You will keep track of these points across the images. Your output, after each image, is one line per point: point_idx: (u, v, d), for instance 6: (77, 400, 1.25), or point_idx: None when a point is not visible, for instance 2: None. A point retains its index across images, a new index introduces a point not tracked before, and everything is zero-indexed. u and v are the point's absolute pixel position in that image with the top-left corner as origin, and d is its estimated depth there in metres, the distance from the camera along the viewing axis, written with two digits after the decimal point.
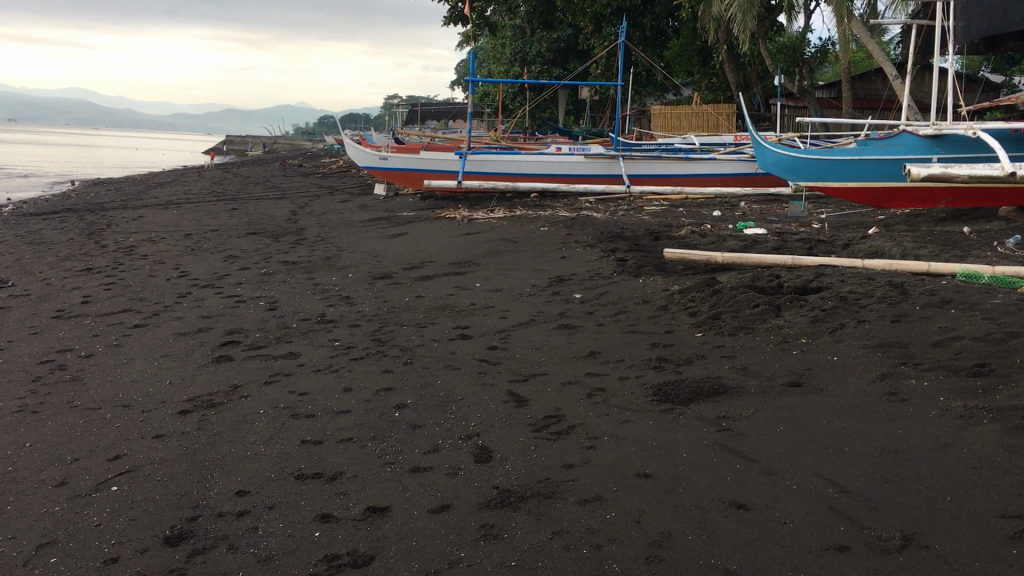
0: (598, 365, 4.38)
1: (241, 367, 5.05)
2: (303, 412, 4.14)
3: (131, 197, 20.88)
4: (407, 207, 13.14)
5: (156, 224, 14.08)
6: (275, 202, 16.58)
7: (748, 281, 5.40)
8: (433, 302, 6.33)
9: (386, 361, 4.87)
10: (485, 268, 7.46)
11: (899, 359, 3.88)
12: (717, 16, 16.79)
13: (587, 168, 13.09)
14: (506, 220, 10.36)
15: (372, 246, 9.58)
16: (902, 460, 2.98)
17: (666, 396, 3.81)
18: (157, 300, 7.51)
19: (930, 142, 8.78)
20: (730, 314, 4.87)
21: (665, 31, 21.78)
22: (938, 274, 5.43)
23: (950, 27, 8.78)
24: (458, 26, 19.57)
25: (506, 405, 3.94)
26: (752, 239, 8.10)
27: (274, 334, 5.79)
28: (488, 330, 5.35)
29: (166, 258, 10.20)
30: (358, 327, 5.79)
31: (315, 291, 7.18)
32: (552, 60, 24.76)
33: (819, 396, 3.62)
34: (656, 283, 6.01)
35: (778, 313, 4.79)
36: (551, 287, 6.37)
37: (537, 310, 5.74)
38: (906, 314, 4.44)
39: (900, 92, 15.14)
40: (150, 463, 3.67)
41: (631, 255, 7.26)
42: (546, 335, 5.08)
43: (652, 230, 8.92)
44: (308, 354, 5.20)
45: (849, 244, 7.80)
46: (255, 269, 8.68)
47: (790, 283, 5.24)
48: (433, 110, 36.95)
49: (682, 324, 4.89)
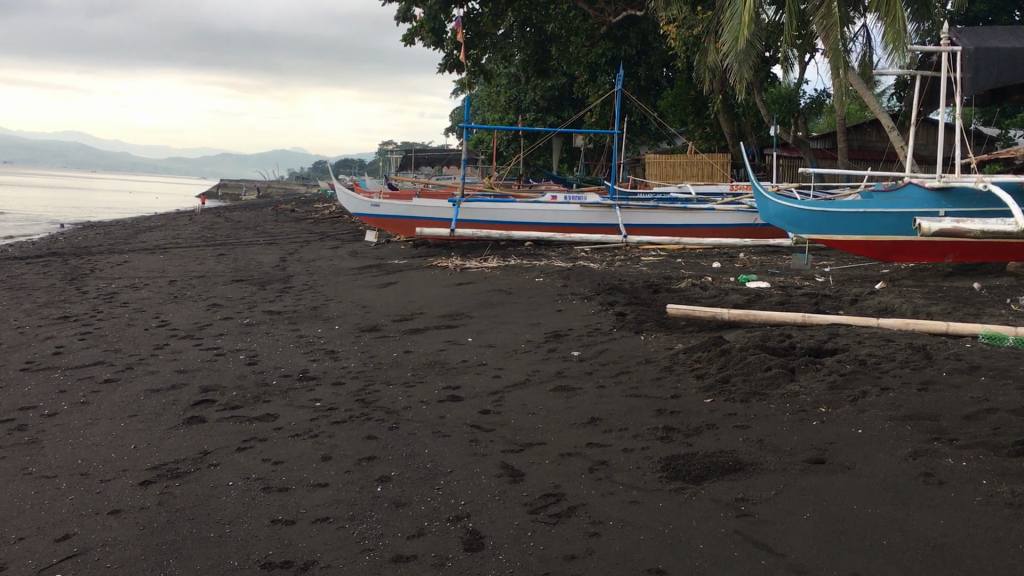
0: (600, 434, 4.02)
1: (213, 430, 4.68)
2: (275, 484, 3.76)
3: (118, 240, 20.61)
4: (399, 254, 12.85)
5: (140, 269, 13.75)
6: (265, 247, 16.30)
7: (758, 340, 5.08)
8: (422, 358, 5.99)
9: (370, 426, 4.51)
10: (478, 321, 7.14)
11: (930, 434, 3.54)
12: (713, 66, 16.72)
13: (583, 217, 12.84)
14: (499, 270, 10.07)
15: (360, 295, 9.28)
16: (948, 560, 2.63)
17: (676, 472, 3.45)
18: (132, 352, 7.14)
19: (937, 194, 8.55)
20: (741, 377, 4.54)
21: (660, 81, 21.78)
22: (958, 335, 5.13)
23: (956, 79, 8.63)
24: (453, 73, 19.48)
25: (500, 481, 3.57)
26: (756, 293, 7.81)
27: (251, 393, 5.43)
28: (481, 390, 5.01)
29: (147, 305, 9.86)
30: (342, 385, 5.43)
31: (298, 344, 6.84)
32: (547, 108, 24.72)
33: (846, 476, 3.27)
34: (658, 340, 5.68)
35: (792, 377, 4.45)
36: (547, 343, 6.04)
37: (534, 368, 5.40)
38: (933, 381, 4.12)
39: (898, 143, 15.00)
40: (102, 545, 3.29)
41: (631, 308, 6.96)
42: (544, 397, 4.74)
43: (651, 282, 8.62)
44: (285, 416, 4.83)
45: (857, 300, 7.52)
46: (237, 319, 8.34)
47: (803, 343, 4.92)
48: (427, 156, 36.98)
49: (689, 388, 4.56)
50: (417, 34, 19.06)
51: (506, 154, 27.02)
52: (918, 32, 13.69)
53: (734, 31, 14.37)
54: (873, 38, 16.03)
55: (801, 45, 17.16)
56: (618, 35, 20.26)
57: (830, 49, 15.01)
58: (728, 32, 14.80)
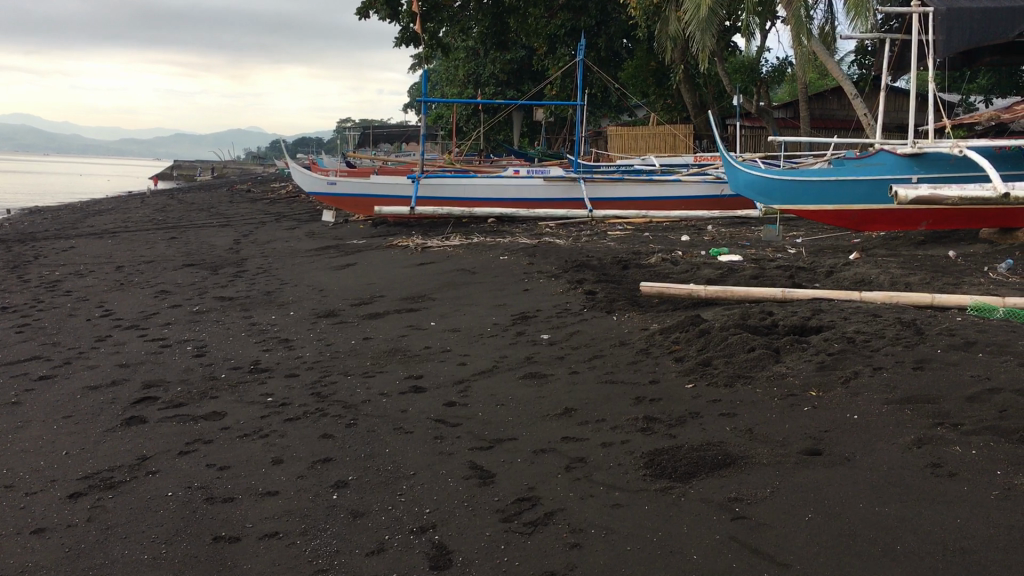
0: (576, 427, 3.71)
1: (154, 432, 4.28)
2: (219, 494, 3.40)
3: (66, 225, 19.84)
4: (357, 234, 12.42)
5: (86, 256, 13.16)
6: (219, 230, 15.76)
7: (738, 318, 4.79)
8: (382, 345, 5.63)
9: (325, 423, 4.15)
10: (441, 304, 6.78)
11: (932, 419, 3.28)
12: (674, 36, 16.43)
13: (546, 192, 12.52)
14: (462, 248, 9.71)
15: (317, 278, 8.88)
16: (972, 564, 2.36)
17: (661, 470, 3.15)
18: (72, 346, 6.69)
19: (909, 161, 8.33)
20: (724, 360, 4.25)
21: (620, 52, 21.45)
22: (944, 307, 4.90)
23: (927, 41, 8.44)
24: (411, 47, 18.94)
25: (467, 484, 3.24)
26: (728, 267, 7.56)
27: (197, 388, 5.03)
28: (445, 380, 4.66)
29: (91, 294, 9.35)
30: (297, 377, 5.06)
31: (250, 333, 6.44)
32: (507, 82, 24.29)
33: (846, 468, 3.00)
34: (633, 320, 5.39)
35: (777, 358, 4.17)
36: (514, 326, 5.71)
37: (502, 354, 5.07)
38: (929, 359, 3.86)
39: (861, 111, 14.84)
40: (22, 571, 2.92)
41: (600, 287, 6.65)
42: (513, 386, 4.42)
43: (619, 257, 8.32)
44: (233, 414, 4.45)
45: (832, 271, 7.29)
46: (186, 307, 7.89)
47: (786, 321, 4.65)
48: (385, 132, 36.33)
49: (668, 373, 4.26)
50: (371, 8, 18.48)
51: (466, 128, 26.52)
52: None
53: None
54: (833, 5, 15.84)
55: (764, 13, 16.72)
56: (577, 6, 19.83)
57: (791, 16, 14.81)
58: (689, 0, 14.51)
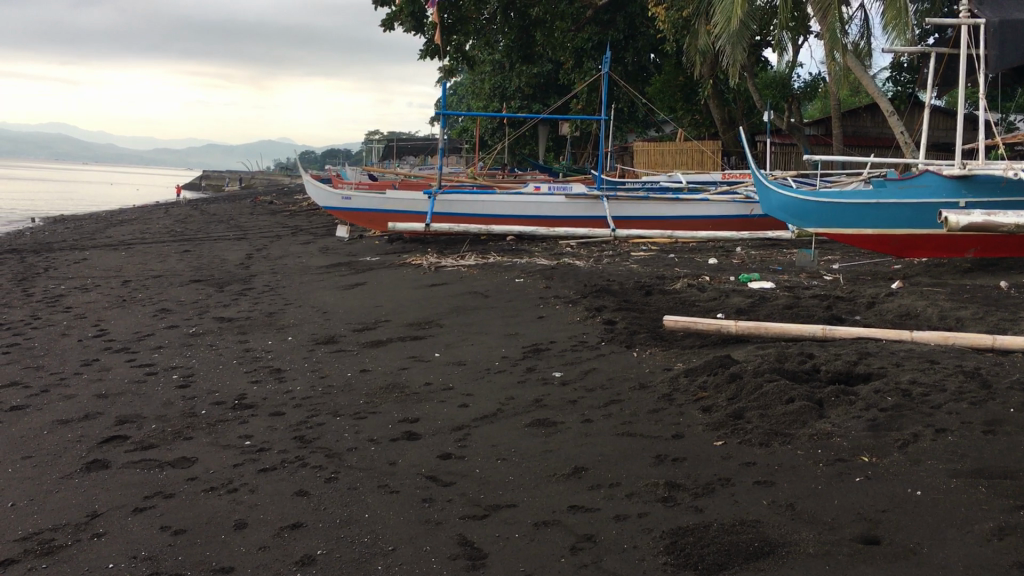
0: (587, 493, 3.20)
1: (113, 481, 3.80)
2: (166, 568, 2.92)
3: (83, 236, 19.57)
4: (371, 251, 11.97)
5: (95, 268, 12.79)
6: (233, 243, 15.36)
7: (775, 361, 4.26)
8: (381, 378, 5.15)
9: (302, 477, 3.66)
10: (448, 331, 6.30)
11: (1012, 501, 2.74)
12: (704, 49, 15.95)
13: (568, 209, 12.02)
14: (477, 268, 9.23)
15: (323, 298, 8.44)
16: None
17: (685, 559, 2.62)
18: (55, 370, 6.25)
19: (957, 184, 7.75)
20: (759, 412, 3.72)
21: (648, 67, 20.99)
22: (1006, 351, 4.37)
23: (978, 56, 7.89)
24: (435, 59, 18.53)
25: (454, 567, 2.73)
26: (761, 295, 7.02)
27: (172, 427, 4.55)
28: (441, 426, 4.15)
29: (89, 311, 8.96)
30: (281, 416, 4.58)
31: (242, 361, 5.98)
32: (532, 95, 23.88)
33: (911, 565, 2.46)
34: (655, 359, 4.87)
35: (820, 412, 3.65)
36: (525, 360, 5.21)
37: (508, 395, 4.56)
38: (1000, 421, 3.32)
39: (897, 129, 14.23)
40: None
41: (620, 316, 6.15)
42: (518, 435, 3.91)
43: (642, 282, 7.79)
44: (203, 461, 3.97)
45: (874, 302, 6.73)
46: (183, 329, 7.45)
47: (829, 366, 4.12)
48: (408, 145, 36.00)
49: (695, 426, 3.74)
50: (395, 19, 18.15)
51: (489, 142, 26.12)
52: (918, 12, 12.99)
53: (725, 11, 13.60)
54: (871, 19, 15.31)
55: (796, 29, 16.17)
56: (605, 19, 19.39)
57: (825, 30, 14.30)
58: (719, 12, 14.02)
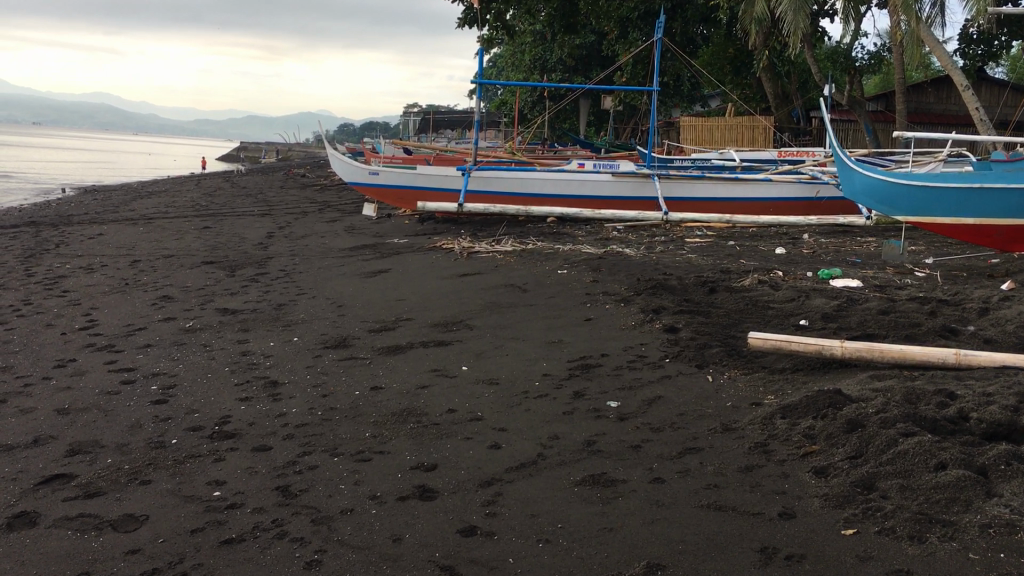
0: None
1: (33, 550, 2.90)
2: None
3: (109, 208, 18.82)
4: (400, 231, 11.02)
5: (108, 246, 11.97)
6: (257, 220, 14.47)
7: (906, 406, 3.21)
8: (394, 400, 4.18)
9: (273, 559, 2.71)
10: (478, 335, 5.34)
11: None
12: (761, 19, 14.73)
13: (615, 189, 10.96)
14: (514, 255, 8.23)
15: (340, 287, 7.49)
16: None
17: None
18: (22, 373, 5.38)
19: None
20: (898, 483, 2.71)
21: (697, 37, 19.73)
22: None
23: None
24: (472, 28, 17.41)
25: None
26: (846, 296, 5.98)
27: (131, 465, 3.64)
28: (464, 479, 3.18)
29: (87, 296, 8.11)
30: (267, 453, 3.63)
31: (234, 369, 5.05)
32: (574, 67, 22.70)
33: None
34: (740, 389, 3.83)
35: (990, 489, 2.62)
36: (572, 382, 4.21)
37: (552, 432, 3.57)
38: None
39: (972, 104, 12.88)
40: None
41: (683, 322, 5.13)
42: (568, 500, 2.93)
43: (704, 276, 6.76)
44: (154, 523, 3.05)
45: (986, 306, 5.63)
46: (179, 322, 6.56)
47: (985, 416, 3.07)
48: (446, 117, 34.84)
49: (813, 500, 2.73)
50: None
51: (529, 116, 25.01)
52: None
53: None
54: None
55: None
56: None
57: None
58: None
